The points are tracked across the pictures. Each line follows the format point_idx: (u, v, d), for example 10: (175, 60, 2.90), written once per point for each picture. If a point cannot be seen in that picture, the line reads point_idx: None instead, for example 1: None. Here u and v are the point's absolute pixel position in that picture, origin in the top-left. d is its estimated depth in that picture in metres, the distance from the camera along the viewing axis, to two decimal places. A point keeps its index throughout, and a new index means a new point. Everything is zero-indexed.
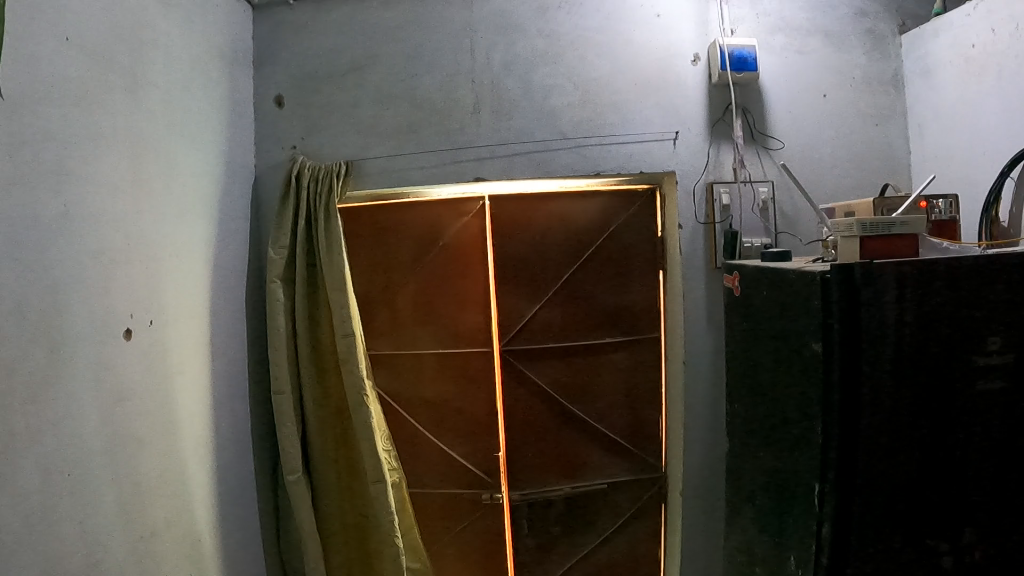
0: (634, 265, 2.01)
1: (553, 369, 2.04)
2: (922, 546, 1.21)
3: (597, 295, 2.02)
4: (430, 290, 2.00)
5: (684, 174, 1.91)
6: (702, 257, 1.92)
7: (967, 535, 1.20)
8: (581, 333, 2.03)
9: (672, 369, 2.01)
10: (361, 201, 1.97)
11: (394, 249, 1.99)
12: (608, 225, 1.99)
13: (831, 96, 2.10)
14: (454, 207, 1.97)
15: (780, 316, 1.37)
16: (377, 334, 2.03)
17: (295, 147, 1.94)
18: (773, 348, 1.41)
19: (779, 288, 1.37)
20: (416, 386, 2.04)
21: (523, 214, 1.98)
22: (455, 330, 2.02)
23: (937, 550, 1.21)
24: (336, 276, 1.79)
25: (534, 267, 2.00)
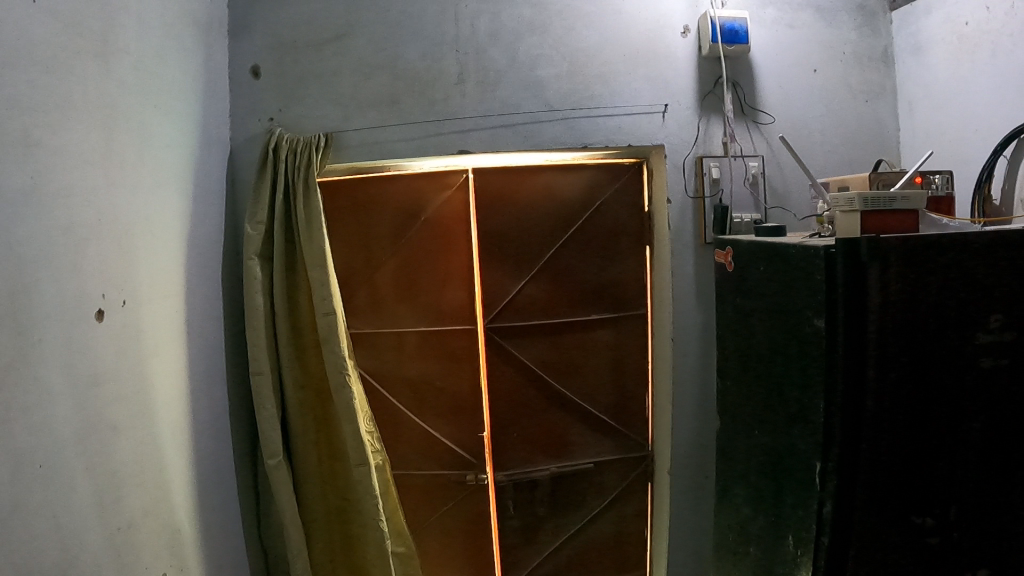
0: (621, 241, 1.97)
1: (539, 348, 1.99)
2: (908, 525, 1.19)
3: (583, 272, 1.97)
4: (412, 266, 1.95)
5: (674, 148, 1.85)
6: (692, 233, 1.87)
7: (952, 513, 1.19)
8: (567, 311, 1.98)
9: (660, 347, 1.98)
10: (343, 174, 1.91)
11: (375, 225, 1.93)
12: (595, 199, 1.94)
13: (822, 71, 2.07)
14: (438, 180, 1.93)
15: (778, 292, 1.33)
16: (358, 312, 1.97)
17: (273, 118, 1.86)
18: (770, 325, 1.38)
19: (776, 263, 1.33)
20: (398, 366, 1.99)
21: (508, 188, 1.93)
22: (439, 308, 1.97)
23: (924, 530, 1.19)
24: (316, 253, 1.73)
25: (520, 243, 1.95)
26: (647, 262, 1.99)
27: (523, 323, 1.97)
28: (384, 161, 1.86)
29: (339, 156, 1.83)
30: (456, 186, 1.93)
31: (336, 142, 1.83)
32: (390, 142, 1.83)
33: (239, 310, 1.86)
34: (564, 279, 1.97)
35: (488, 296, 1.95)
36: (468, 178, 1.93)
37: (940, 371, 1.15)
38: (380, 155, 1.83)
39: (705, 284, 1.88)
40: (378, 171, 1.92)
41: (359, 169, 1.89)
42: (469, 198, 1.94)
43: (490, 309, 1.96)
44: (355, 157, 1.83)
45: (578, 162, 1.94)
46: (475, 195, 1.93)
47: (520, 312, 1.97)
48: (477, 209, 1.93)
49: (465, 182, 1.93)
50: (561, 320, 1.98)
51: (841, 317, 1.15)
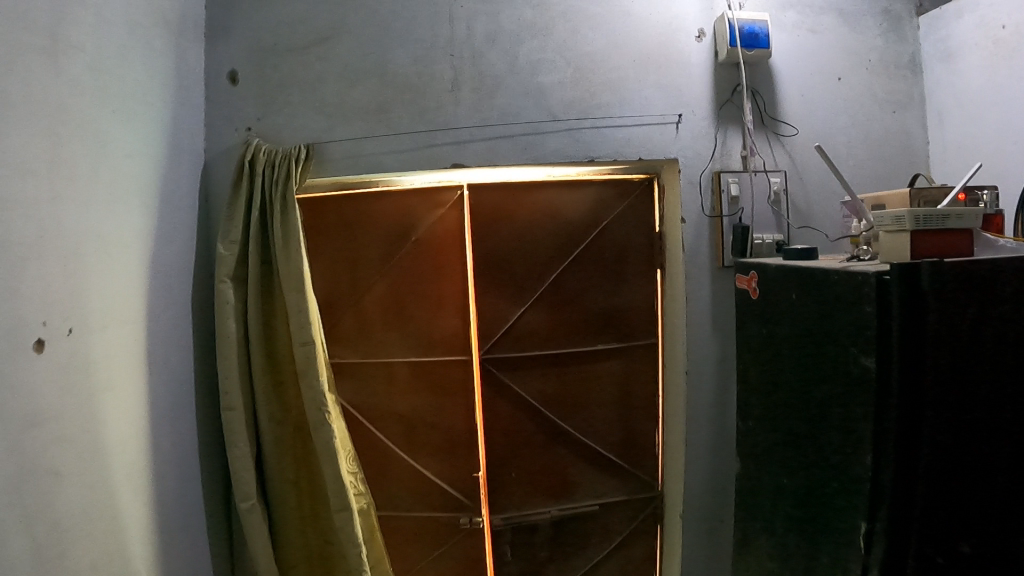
0: (630, 263, 1.79)
1: (541, 381, 1.81)
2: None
3: (589, 296, 1.80)
4: (402, 290, 1.77)
5: (688, 162, 1.69)
6: (708, 256, 1.70)
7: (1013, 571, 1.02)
8: (571, 340, 1.80)
9: (672, 379, 1.80)
10: (327, 189, 1.75)
11: (361, 244, 1.76)
12: (601, 217, 1.77)
13: (847, 79, 1.92)
14: (431, 196, 1.74)
15: (816, 323, 1.17)
16: (340, 340, 1.80)
17: (250, 128, 1.71)
18: (806, 359, 1.21)
19: (814, 290, 1.17)
20: (386, 399, 1.81)
21: (508, 204, 1.75)
22: (430, 336, 1.78)
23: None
24: (293, 276, 1.55)
25: (520, 265, 1.77)
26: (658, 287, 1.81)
27: (524, 353, 1.79)
28: (371, 176, 1.68)
29: (320, 169, 1.67)
30: (451, 203, 1.74)
31: (317, 155, 1.66)
32: (377, 155, 1.67)
33: (210, 338, 1.69)
34: (568, 306, 1.79)
35: (484, 323, 1.77)
36: (465, 194, 1.75)
37: (998, 413, 1.00)
38: (366, 168, 1.66)
39: (722, 309, 1.72)
40: (364, 186, 1.75)
41: (343, 184, 1.72)
42: (464, 216, 1.75)
43: (487, 338, 1.78)
44: (339, 172, 1.67)
45: (584, 177, 1.77)
46: (471, 211, 1.75)
47: (519, 341, 1.79)
48: (473, 226, 1.75)
49: (461, 198, 1.75)
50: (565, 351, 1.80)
51: (897, 354, 0.99)
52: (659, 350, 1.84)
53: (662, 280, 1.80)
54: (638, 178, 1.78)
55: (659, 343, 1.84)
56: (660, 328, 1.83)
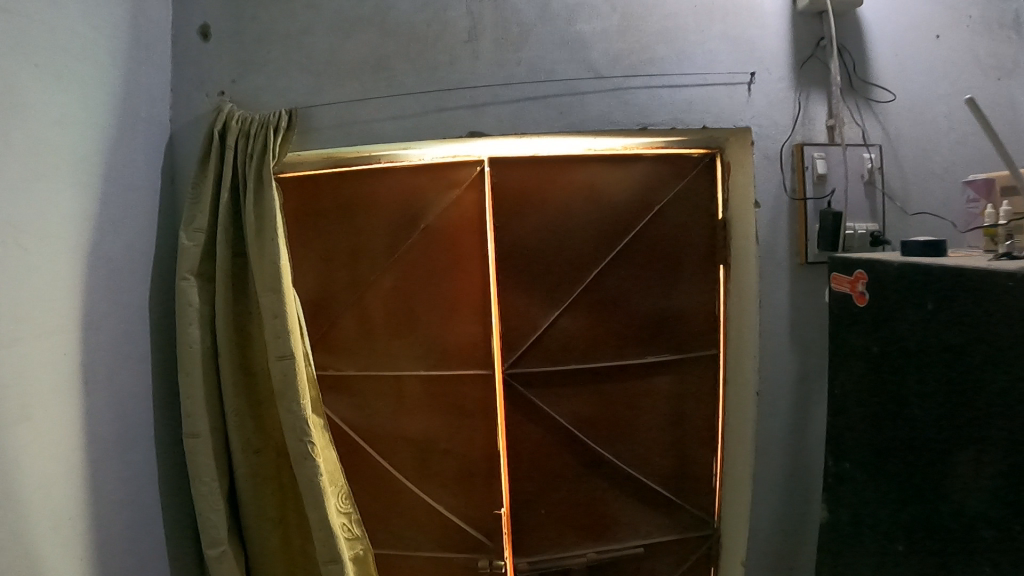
0: (686, 256, 1.47)
1: (577, 401, 1.49)
2: None
3: (637, 298, 1.47)
4: (408, 289, 1.45)
5: (762, 133, 1.35)
6: (785, 250, 1.37)
7: None
8: (613, 351, 1.48)
9: (740, 399, 1.48)
10: (319, 167, 1.42)
11: (361, 232, 1.44)
12: (652, 201, 1.45)
13: (947, 37, 1.55)
14: (445, 174, 1.42)
15: (990, 343, 0.83)
16: (336, 350, 1.48)
17: (224, 92, 1.35)
18: (968, 390, 0.87)
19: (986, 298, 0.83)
20: (392, 421, 1.49)
21: (540, 183, 1.42)
22: (446, 347, 1.46)
23: None
24: (266, 272, 1.18)
25: (554, 261, 1.44)
26: (721, 285, 1.48)
27: (555, 369, 1.47)
28: (371, 152, 1.37)
29: (304, 141, 1.31)
30: (471, 183, 1.42)
31: (300, 125, 1.31)
32: (375, 122, 1.30)
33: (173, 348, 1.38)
34: (611, 310, 1.47)
35: (510, 332, 1.45)
36: (486, 172, 1.41)
37: None
38: (360, 139, 1.30)
39: (802, 316, 1.39)
40: (363, 162, 1.41)
41: (336, 159, 1.38)
42: (484, 198, 1.42)
43: (511, 348, 1.46)
44: (327, 143, 1.31)
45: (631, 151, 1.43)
46: (493, 191, 1.41)
47: (551, 352, 1.47)
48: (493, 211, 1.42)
49: (483, 176, 1.42)
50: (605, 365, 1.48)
51: None
52: (719, 362, 1.52)
53: (726, 277, 1.47)
54: (695, 155, 1.45)
55: (720, 353, 1.51)
56: (721, 335, 1.51)
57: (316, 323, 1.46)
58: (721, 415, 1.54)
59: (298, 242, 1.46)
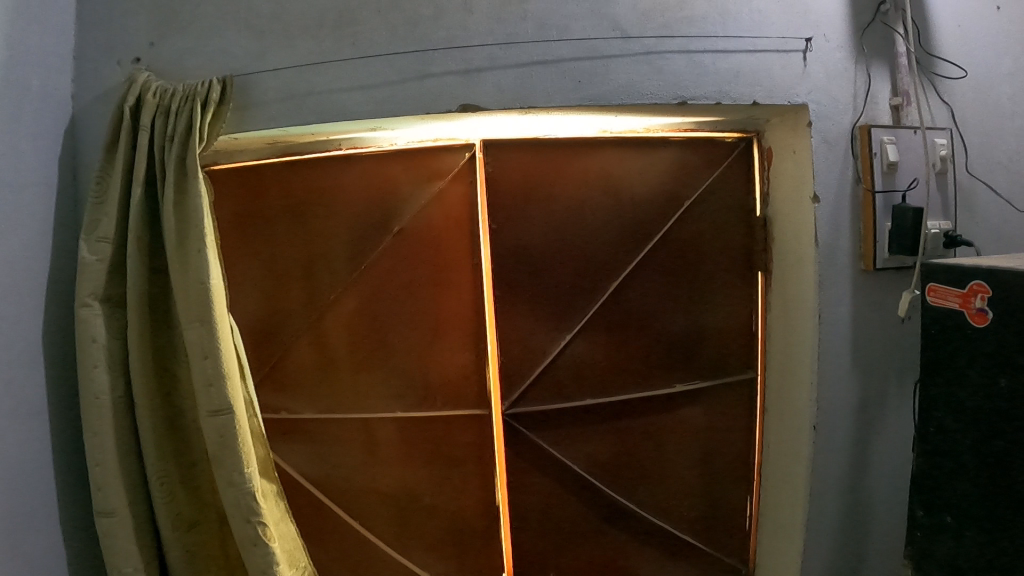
0: (721, 263, 1.20)
1: (592, 442, 1.22)
2: None
3: (663, 315, 1.20)
4: (378, 306, 1.16)
5: (821, 113, 1.09)
6: (849, 253, 1.12)
7: None
8: (636, 380, 1.20)
9: (786, 444, 1.19)
10: (265, 156, 1.14)
11: (319, 234, 1.15)
12: (680, 195, 1.18)
13: (1008, 8, 1.32)
14: (423, 163, 1.14)
15: None
16: (291, 384, 1.19)
17: (141, 60, 1.05)
18: None
19: None
20: (361, 472, 1.20)
21: (541, 172, 1.14)
22: (431, 380, 1.17)
23: None
24: (191, 297, 0.88)
25: (561, 270, 1.17)
26: (760, 297, 1.21)
27: (566, 405, 1.20)
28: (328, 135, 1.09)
29: (245, 120, 0.98)
30: (458, 175, 1.14)
31: (235, 100, 0.98)
32: (330, 92, 0.97)
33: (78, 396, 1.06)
34: (632, 328, 1.19)
35: (513, 359, 1.18)
36: (476, 159, 1.14)
37: None
38: (316, 118, 0.97)
39: (865, 331, 1.15)
40: (319, 149, 1.13)
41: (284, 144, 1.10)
42: (473, 193, 1.14)
43: (513, 379, 1.18)
44: (274, 121, 0.97)
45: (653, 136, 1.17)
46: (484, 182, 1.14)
47: (562, 383, 1.19)
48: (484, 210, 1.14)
49: (473, 163, 1.14)
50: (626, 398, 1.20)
51: None
52: (757, 391, 1.24)
53: (766, 286, 1.20)
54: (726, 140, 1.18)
55: (758, 381, 1.23)
56: (760, 358, 1.23)
57: (267, 348, 1.17)
58: (758, 456, 1.25)
59: (238, 249, 1.16)
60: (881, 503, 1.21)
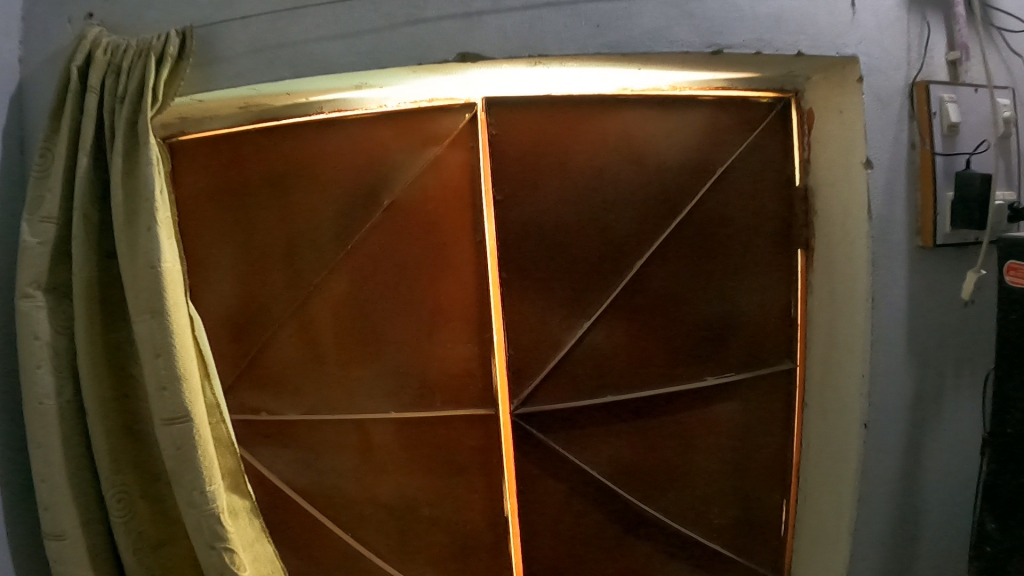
0: (755, 243, 1.06)
1: (612, 443, 1.08)
2: None
3: (692, 300, 1.06)
4: (369, 291, 1.03)
5: (873, 65, 0.95)
6: (904, 228, 0.98)
7: None
8: (662, 373, 1.07)
9: (828, 444, 1.05)
10: (237, 123, 1.00)
11: (301, 210, 1.01)
12: (710, 163, 1.04)
13: None
14: (417, 128, 1.00)
15: None
16: (275, 380, 1.06)
17: (93, 15, 0.91)
18: None
19: None
20: (352, 479, 1.07)
21: (552, 138, 1.00)
22: (430, 375, 1.04)
23: None
24: (141, 284, 0.75)
25: (575, 248, 1.03)
26: (799, 276, 1.07)
27: (582, 403, 1.07)
28: (306, 96, 0.95)
29: (210, 78, 0.85)
30: (458, 142, 1.00)
31: (196, 54, 0.85)
32: (308, 41, 0.83)
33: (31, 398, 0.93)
34: (656, 315, 1.06)
35: (523, 350, 1.05)
36: (478, 121, 1.00)
37: None
38: (292, 73, 0.83)
39: (921, 315, 1.01)
40: (298, 113, 1.00)
41: (257, 108, 0.97)
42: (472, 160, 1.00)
43: (523, 371, 1.05)
44: (242, 77, 0.84)
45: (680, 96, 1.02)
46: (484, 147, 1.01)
47: (577, 378, 1.06)
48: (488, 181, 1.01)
49: (473, 126, 1.00)
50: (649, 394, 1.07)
51: None
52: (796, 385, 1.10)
53: (806, 265, 1.06)
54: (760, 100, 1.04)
55: (797, 372, 1.10)
56: (801, 346, 1.09)
57: (246, 339, 1.05)
58: (796, 456, 1.12)
59: (211, 229, 1.03)
60: (936, 508, 1.08)
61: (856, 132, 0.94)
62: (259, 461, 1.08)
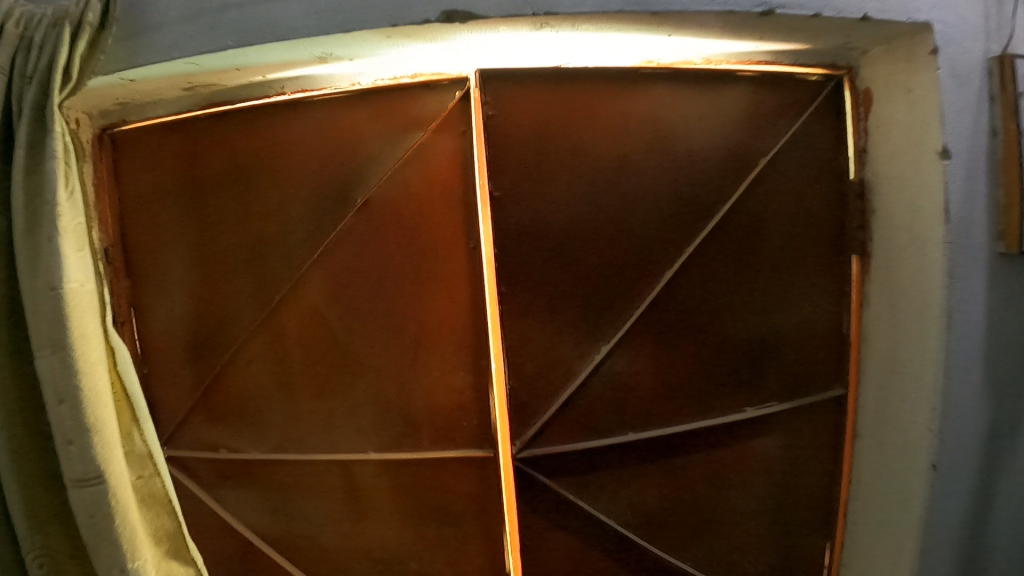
0: (800, 249, 0.90)
1: (633, 486, 0.92)
2: None
3: (726, 318, 0.90)
4: (345, 307, 0.88)
5: (951, 33, 0.78)
6: (984, 230, 0.82)
7: None
8: (691, 403, 0.91)
9: (885, 484, 0.89)
10: (185, 108, 0.86)
11: (265, 209, 0.87)
12: (748, 152, 0.88)
13: None
14: (400, 112, 0.85)
15: None
16: (238, 406, 0.91)
17: None
18: None
19: None
20: (330, 524, 0.92)
21: (561, 125, 0.85)
22: (414, 399, 0.89)
23: None
24: (44, 309, 0.67)
25: (591, 254, 0.87)
26: (853, 287, 0.91)
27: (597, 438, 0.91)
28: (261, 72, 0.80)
29: (138, 51, 0.69)
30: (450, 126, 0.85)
31: (121, 24, 0.70)
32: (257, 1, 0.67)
33: None
34: (685, 334, 0.90)
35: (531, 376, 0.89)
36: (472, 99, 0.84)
37: None
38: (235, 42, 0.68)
39: (1001, 337, 0.85)
40: (256, 94, 0.85)
41: (205, 88, 0.83)
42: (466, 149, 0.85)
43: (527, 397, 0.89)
44: (177, 49, 0.68)
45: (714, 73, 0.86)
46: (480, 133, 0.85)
47: (592, 410, 0.90)
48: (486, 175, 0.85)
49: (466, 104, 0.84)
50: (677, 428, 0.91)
51: None
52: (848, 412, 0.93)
53: (862, 273, 0.90)
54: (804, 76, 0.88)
55: (849, 399, 0.93)
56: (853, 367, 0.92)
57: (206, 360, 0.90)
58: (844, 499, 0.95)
59: (163, 233, 0.89)
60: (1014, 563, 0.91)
61: (932, 109, 0.78)
62: (222, 504, 0.94)
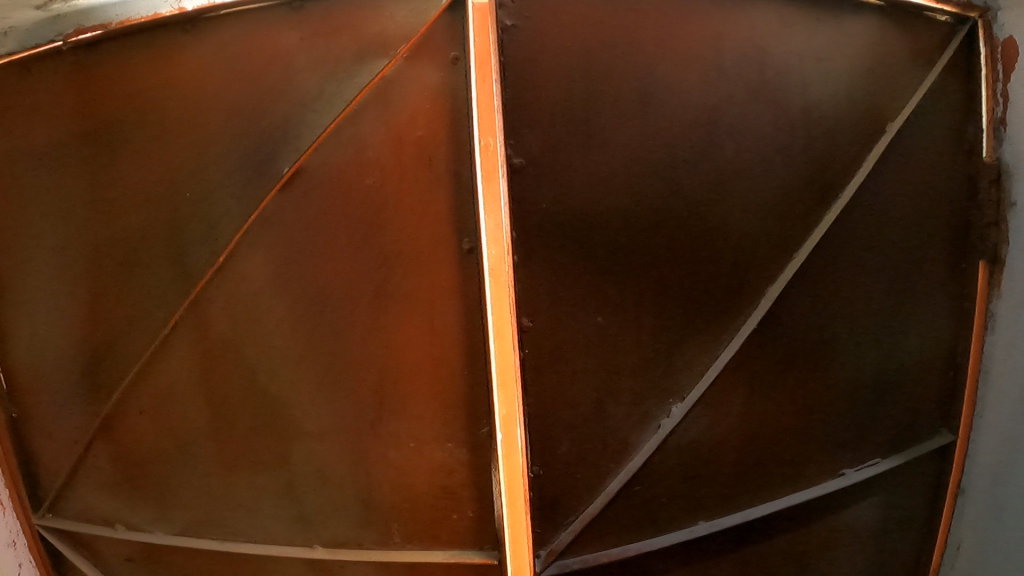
0: (936, 216, 1.32)
1: (712, 486, 1.34)
2: None
3: (831, 329, 1.32)
4: (279, 388, 1.34)
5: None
6: None
7: None
8: (773, 483, 1.35)
9: (1010, 429, 1.33)
10: (45, 39, 1.33)
11: (191, 164, 1.32)
12: (834, 78, 1.29)
13: None
14: (358, 37, 1.30)
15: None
16: (71, 445, 1.42)
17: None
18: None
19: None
20: (265, 538, 1.39)
21: (648, 48, 1.27)
22: (374, 463, 1.35)
23: None
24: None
25: (674, 292, 1.29)
26: (980, 287, 1.33)
27: (657, 527, 1.35)
28: None
29: None
30: (442, 39, 1.28)
31: None
32: None
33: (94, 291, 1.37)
34: (768, 391, 1.32)
35: (575, 456, 1.32)
36: (476, 26, 1.25)
37: None
38: None
39: None
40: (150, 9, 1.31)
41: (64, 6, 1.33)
42: (514, 82, 1.26)
43: (552, 471, 1.32)
44: None
45: (821, 10, 1.29)
46: (483, 65, 1.26)
47: (657, 497, 1.34)
48: (534, 118, 1.26)
49: (461, 4, 1.27)
50: (708, 525, 1.34)
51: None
52: (964, 407, 1.36)
53: (987, 275, 1.33)
54: (931, 14, 1.31)
55: (967, 391, 1.35)
56: (971, 378, 1.35)
57: (122, 392, 1.38)
58: (950, 506, 1.39)
59: (103, 303, 1.37)
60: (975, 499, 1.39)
61: None
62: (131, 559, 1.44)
